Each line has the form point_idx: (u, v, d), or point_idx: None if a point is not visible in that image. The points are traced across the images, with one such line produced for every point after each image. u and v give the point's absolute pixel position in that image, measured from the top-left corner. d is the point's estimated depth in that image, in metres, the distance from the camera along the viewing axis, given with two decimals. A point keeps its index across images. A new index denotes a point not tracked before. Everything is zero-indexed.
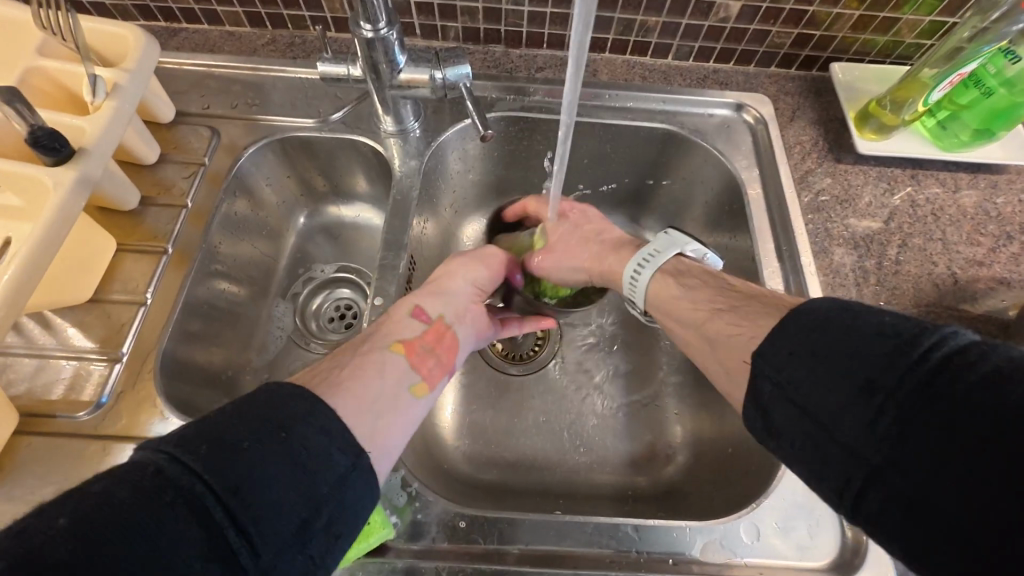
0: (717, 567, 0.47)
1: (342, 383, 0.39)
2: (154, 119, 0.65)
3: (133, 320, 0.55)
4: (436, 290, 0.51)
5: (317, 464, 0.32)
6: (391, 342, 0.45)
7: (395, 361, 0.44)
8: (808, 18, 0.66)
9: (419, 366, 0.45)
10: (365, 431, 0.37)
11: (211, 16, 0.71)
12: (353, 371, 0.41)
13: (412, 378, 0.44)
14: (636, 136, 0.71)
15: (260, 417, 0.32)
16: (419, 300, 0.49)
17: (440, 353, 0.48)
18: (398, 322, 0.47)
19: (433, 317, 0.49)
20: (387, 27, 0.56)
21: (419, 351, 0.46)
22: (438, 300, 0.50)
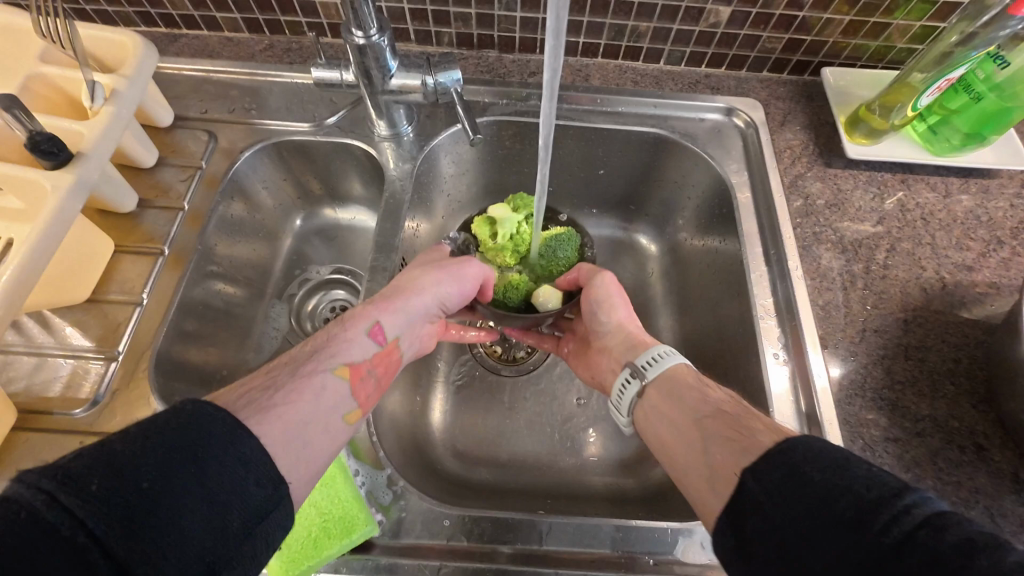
0: (698, 569, 0.47)
1: (276, 405, 0.39)
2: (153, 124, 0.67)
3: (129, 319, 0.57)
4: (394, 305, 0.52)
5: (232, 495, 0.32)
6: (337, 364, 0.45)
7: (337, 384, 0.44)
8: (798, 23, 0.66)
9: (359, 391, 0.46)
10: (293, 453, 0.38)
11: (210, 22, 0.72)
12: (290, 393, 0.41)
13: (349, 405, 0.45)
14: (627, 140, 0.72)
15: (201, 424, 0.33)
16: (379, 317, 0.50)
17: (381, 377, 0.50)
18: (346, 341, 0.47)
19: (387, 339, 0.50)
20: (378, 34, 0.56)
21: (361, 378, 0.47)
22: (397, 321, 0.52)
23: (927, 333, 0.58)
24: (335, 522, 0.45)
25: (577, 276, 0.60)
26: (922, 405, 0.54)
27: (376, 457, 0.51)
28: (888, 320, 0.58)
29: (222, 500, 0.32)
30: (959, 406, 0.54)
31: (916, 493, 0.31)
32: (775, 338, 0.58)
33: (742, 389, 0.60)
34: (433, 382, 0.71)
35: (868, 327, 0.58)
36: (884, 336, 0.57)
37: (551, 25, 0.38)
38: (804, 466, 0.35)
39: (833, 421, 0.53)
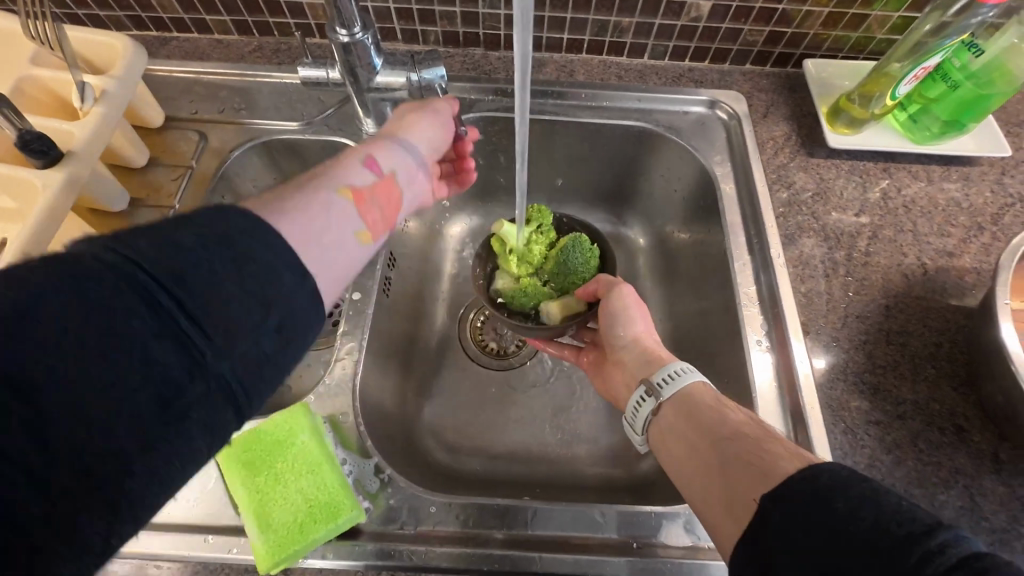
0: (682, 552, 0.48)
1: (284, 213, 0.36)
2: (144, 125, 0.68)
3: None
4: (385, 143, 0.48)
5: (169, 361, 0.27)
6: (338, 186, 0.41)
7: (341, 205, 0.40)
8: (778, 16, 0.67)
9: (367, 214, 0.42)
10: (310, 258, 0.35)
11: (200, 25, 0.74)
12: (296, 205, 0.37)
13: (356, 224, 0.40)
14: (612, 133, 0.72)
15: (102, 298, 0.26)
16: (371, 151, 0.46)
17: (386, 208, 0.44)
18: (344, 166, 0.43)
19: (382, 171, 0.45)
20: (362, 32, 0.57)
21: (366, 200, 0.42)
22: (392, 156, 0.47)
23: (908, 318, 0.58)
24: (321, 507, 0.46)
25: (596, 287, 0.61)
26: (903, 389, 0.54)
27: (364, 446, 0.52)
28: (870, 306, 0.59)
29: (153, 365, 0.27)
30: (940, 389, 0.54)
31: (952, 530, 0.29)
32: (758, 325, 0.59)
33: (727, 377, 0.61)
34: (424, 375, 0.72)
35: (850, 313, 0.59)
36: (866, 321, 0.58)
37: (519, 28, 0.39)
38: (823, 487, 0.34)
39: (815, 406, 0.53)
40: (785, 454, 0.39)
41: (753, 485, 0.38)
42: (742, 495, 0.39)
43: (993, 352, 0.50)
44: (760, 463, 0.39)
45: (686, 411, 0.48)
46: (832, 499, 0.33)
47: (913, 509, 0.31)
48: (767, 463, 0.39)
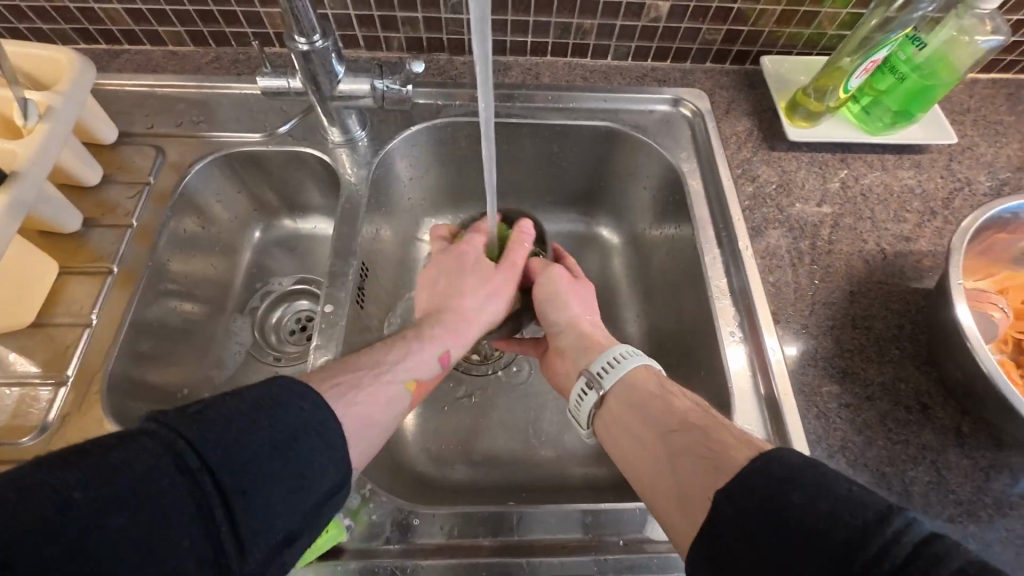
0: (668, 546, 0.48)
1: (355, 403, 0.42)
2: (95, 141, 0.65)
3: (78, 342, 0.55)
4: (456, 324, 0.54)
5: (313, 479, 0.35)
6: (406, 379, 0.48)
7: (405, 398, 0.47)
8: (734, 15, 0.69)
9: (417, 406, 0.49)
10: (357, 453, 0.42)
11: (152, 36, 0.71)
12: (368, 390, 0.44)
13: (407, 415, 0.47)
14: (580, 134, 0.73)
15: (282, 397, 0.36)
16: (450, 345, 0.53)
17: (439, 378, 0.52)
18: (419, 355, 0.50)
19: (450, 364, 0.53)
20: (321, 39, 0.56)
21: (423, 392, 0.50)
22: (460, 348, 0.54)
23: (872, 302, 0.60)
24: None
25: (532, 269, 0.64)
26: (870, 370, 0.56)
27: None
28: (836, 293, 0.61)
29: (301, 476, 0.34)
30: (904, 368, 0.56)
31: (903, 514, 0.30)
32: (731, 317, 0.60)
33: (705, 368, 0.62)
34: None
35: (817, 300, 0.60)
36: (832, 307, 0.60)
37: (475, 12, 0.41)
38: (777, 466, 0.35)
39: (789, 393, 0.55)
40: (731, 429, 0.40)
41: (706, 474, 0.39)
42: (697, 491, 0.39)
43: (950, 331, 0.52)
44: (711, 456, 0.40)
45: (635, 407, 0.48)
46: (790, 491, 0.33)
47: (864, 493, 0.32)
48: (714, 455, 0.40)
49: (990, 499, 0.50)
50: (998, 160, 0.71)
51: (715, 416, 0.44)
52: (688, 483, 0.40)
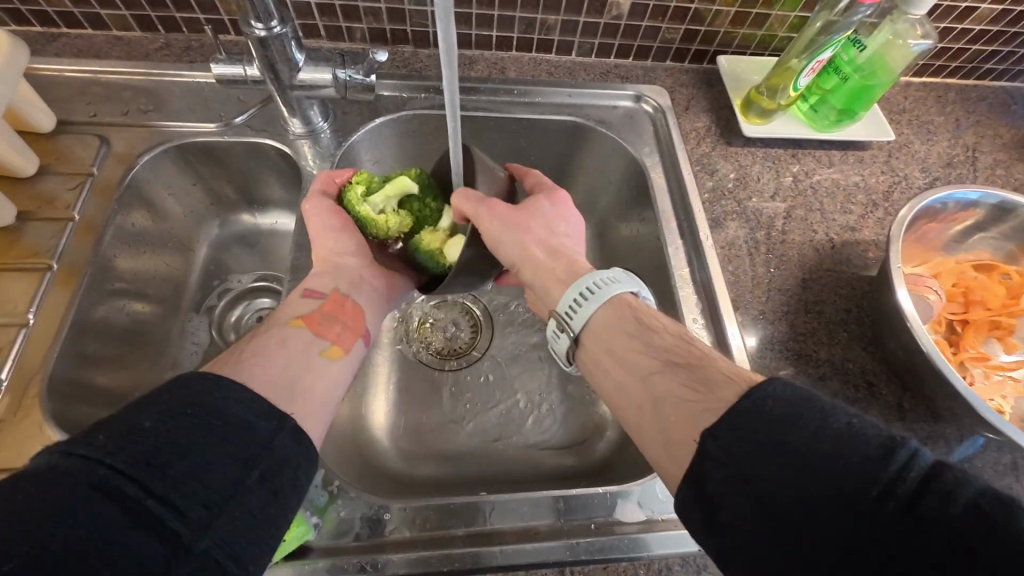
0: (637, 527, 0.49)
1: (245, 358, 0.44)
2: (31, 130, 0.61)
3: (13, 344, 0.51)
4: (322, 270, 0.56)
5: (241, 424, 0.35)
6: (289, 319, 0.50)
7: (297, 332, 0.49)
8: (692, 15, 0.72)
9: (325, 333, 0.51)
10: (281, 392, 0.43)
11: (94, 20, 0.67)
12: (257, 347, 0.46)
13: (320, 345, 0.49)
14: (546, 128, 0.74)
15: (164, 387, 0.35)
16: (308, 285, 0.54)
17: (345, 320, 0.53)
18: (293, 303, 0.52)
19: (326, 292, 0.54)
20: (280, 25, 0.55)
21: (319, 323, 0.51)
22: (325, 279, 0.55)
23: (822, 289, 0.64)
24: None
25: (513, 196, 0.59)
26: (821, 352, 0.59)
27: None
28: (790, 280, 0.64)
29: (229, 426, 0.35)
30: (852, 349, 0.60)
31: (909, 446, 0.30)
32: (693, 306, 0.62)
33: None
34: (373, 384, 0.70)
35: (773, 287, 0.63)
36: (786, 294, 0.63)
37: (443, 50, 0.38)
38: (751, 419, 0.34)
39: None
40: (724, 383, 0.38)
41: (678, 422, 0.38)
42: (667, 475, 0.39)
43: (891, 312, 0.56)
44: (701, 400, 0.38)
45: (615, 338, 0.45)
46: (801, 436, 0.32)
47: (865, 426, 0.32)
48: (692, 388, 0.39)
49: None
50: (930, 157, 0.77)
51: (700, 349, 0.42)
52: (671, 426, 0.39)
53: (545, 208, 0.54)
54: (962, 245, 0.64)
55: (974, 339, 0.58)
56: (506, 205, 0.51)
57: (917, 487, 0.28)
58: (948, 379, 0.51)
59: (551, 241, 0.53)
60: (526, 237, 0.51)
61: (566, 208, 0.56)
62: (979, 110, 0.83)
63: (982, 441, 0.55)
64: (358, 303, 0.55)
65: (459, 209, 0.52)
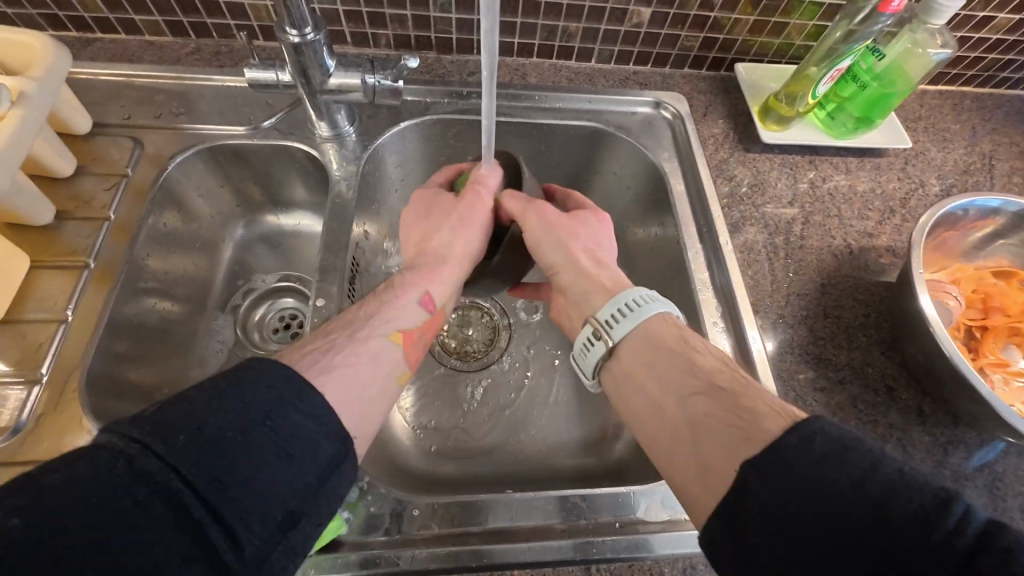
0: (660, 526, 0.49)
1: (334, 370, 0.42)
2: (68, 132, 0.62)
3: (51, 339, 0.52)
4: (435, 275, 0.54)
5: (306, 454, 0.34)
6: (391, 332, 0.48)
7: (393, 350, 0.47)
8: (711, 23, 0.73)
9: (413, 358, 0.49)
10: (355, 419, 0.42)
11: (128, 25, 0.69)
12: (347, 358, 0.43)
13: (404, 371, 0.48)
14: (567, 133, 0.75)
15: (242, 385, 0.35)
16: (428, 288, 0.53)
17: (431, 339, 0.52)
18: (401, 310, 0.50)
19: (436, 308, 0.53)
20: (313, 32, 0.56)
21: (413, 342, 0.49)
22: (445, 290, 0.54)
23: (841, 294, 0.64)
24: None
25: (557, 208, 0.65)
26: (841, 356, 0.60)
27: None
28: (809, 285, 0.65)
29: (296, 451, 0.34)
30: (871, 354, 0.60)
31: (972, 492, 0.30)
32: (713, 309, 0.63)
33: None
34: None
35: (792, 292, 0.64)
36: (805, 298, 0.64)
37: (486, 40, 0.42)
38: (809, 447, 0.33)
39: (769, 379, 0.58)
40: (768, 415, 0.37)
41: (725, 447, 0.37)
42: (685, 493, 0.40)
43: (913, 318, 0.56)
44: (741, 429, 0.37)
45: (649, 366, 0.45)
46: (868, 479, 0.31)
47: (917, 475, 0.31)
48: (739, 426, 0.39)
49: (949, 471, 0.54)
50: (946, 164, 0.78)
51: (743, 376, 0.42)
52: (710, 454, 0.38)
53: (590, 221, 0.59)
54: (980, 251, 0.64)
55: (994, 345, 0.59)
56: (554, 211, 0.58)
57: (977, 542, 0.27)
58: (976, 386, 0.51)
59: (596, 252, 0.57)
60: (577, 242, 0.56)
61: (611, 225, 0.60)
62: (995, 118, 0.83)
63: (1002, 446, 0.56)
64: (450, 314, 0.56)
65: (508, 208, 0.59)
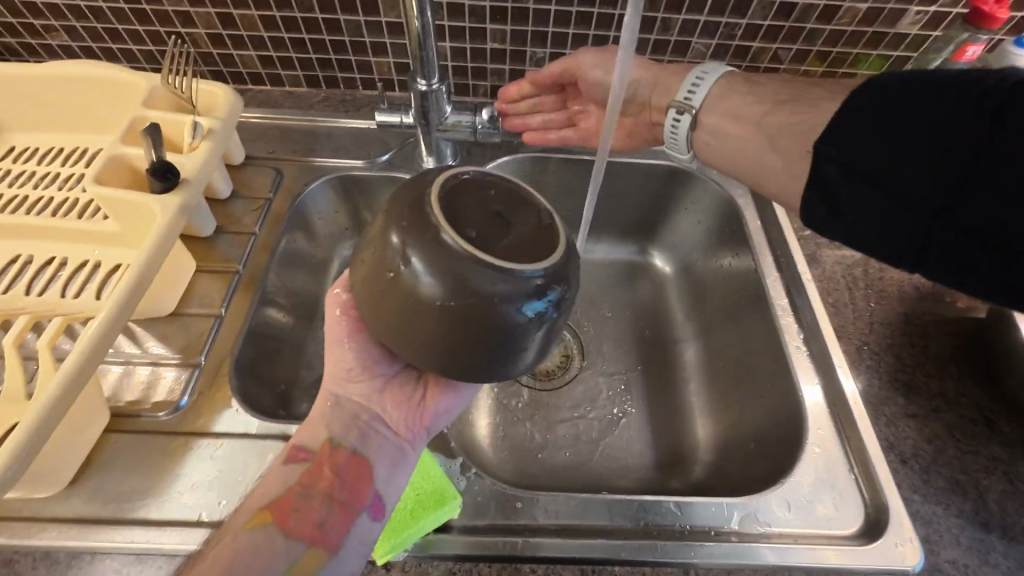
0: (756, 538, 0.50)
1: None
2: (227, 162, 0.75)
3: (209, 331, 0.61)
4: (315, 419, 0.49)
5: None
6: (255, 510, 0.43)
7: (262, 534, 0.42)
8: (782, 73, 0.79)
9: (300, 531, 0.43)
10: None
11: (275, 79, 0.83)
12: (220, 563, 0.40)
13: (294, 552, 0.42)
14: (643, 171, 0.82)
15: None
16: (295, 441, 0.48)
17: (333, 493, 0.45)
18: (274, 477, 0.45)
19: (314, 451, 0.47)
20: (438, 82, 0.66)
21: (289, 511, 0.43)
22: (313, 432, 0.48)
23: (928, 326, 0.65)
24: (426, 496, 0.50)
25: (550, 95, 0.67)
26: (933, 386, 0.60)
27: (448, 448, 0.56)
28: (892, 315, 0.66)
29: None
30: (965, 386, 0.60)
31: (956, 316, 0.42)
32: (795, 333, 0.64)
33: (768, 385, 0.66)
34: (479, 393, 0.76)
35: (875, 320, 0.65)
36: (891, 328, 0.65)
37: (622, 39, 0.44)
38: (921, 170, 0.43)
39: (860, 403, 0.58)
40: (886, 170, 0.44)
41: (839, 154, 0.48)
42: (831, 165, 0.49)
43: None
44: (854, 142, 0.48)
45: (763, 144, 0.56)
46: None
47: None
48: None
49: None
50: None
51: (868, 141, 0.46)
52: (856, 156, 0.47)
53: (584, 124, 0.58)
54: None
55: None
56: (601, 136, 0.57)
57: None
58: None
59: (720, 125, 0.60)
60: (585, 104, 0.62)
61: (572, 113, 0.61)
62: None
63: None
64: (354, 451, 0.48)
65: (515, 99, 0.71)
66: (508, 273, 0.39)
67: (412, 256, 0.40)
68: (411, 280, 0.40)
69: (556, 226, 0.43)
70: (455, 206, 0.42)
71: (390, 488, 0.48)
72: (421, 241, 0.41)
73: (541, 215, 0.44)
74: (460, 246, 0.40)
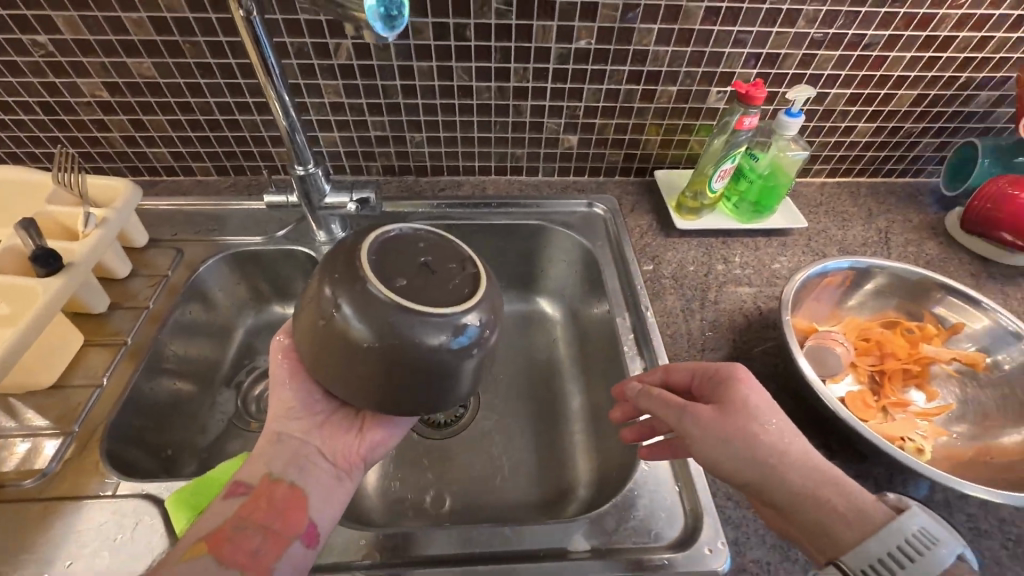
0: (584, 554, 0.54)
1: None
2: (130, 245, 0.82)
3: (86, 401, 0.65)
4: (257, 455, 0.55)
5: None
6: (194, 541, 0.47)
7: (199, 563, 0.45)
8: (627, 142, 0.93)
9: (235, 559, 0.47)
10: None
11: (186, 170, 0.93)
12: None
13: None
14: (517, 230, 0.92)
15: None
16: (237, 476, 0.52)
17: (267, 522, 0.50)
18: (214, 512, 0.49)
19: (253, 484, 0.52)
20: (313, 167, 0.76)
21: (226, 540, 0.47)
22: (258, 465, 0.53)
23: (752, 348, 0.74)
24: None
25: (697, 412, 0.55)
26: None
27: None
28: (722, 341, 0.75)
29: None
30: (782, 399, 0.68)
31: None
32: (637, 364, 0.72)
33: None
34: None
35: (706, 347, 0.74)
36: (719, 353, 0.73)
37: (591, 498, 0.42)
38: None
39: None
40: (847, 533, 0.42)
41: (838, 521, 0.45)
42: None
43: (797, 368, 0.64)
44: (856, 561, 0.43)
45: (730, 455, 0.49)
46: None
47: None
48: None
49: None
50: (847, 240, 0.91)
51: None
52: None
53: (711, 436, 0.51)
54: (870, 307, 0.76)
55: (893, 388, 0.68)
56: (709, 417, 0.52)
57: None
58: (869, 437, 0.57)
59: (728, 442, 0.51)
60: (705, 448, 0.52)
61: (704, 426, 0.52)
62: (888, 201, 0.98)
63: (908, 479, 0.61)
64: (292, 484, 0.53)
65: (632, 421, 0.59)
66: (427, 317, 0.45)
67: (344, 303, 0.46)
68: (343, 324, 0.46)
69: (477, 270, 0.50)
70: (383, 262, 0.48)
71: (323, 518, 0.53)
72: (351, 291, 0.46)
73: (465, 263, 0.51)
74: (389, 291, 0.46)
